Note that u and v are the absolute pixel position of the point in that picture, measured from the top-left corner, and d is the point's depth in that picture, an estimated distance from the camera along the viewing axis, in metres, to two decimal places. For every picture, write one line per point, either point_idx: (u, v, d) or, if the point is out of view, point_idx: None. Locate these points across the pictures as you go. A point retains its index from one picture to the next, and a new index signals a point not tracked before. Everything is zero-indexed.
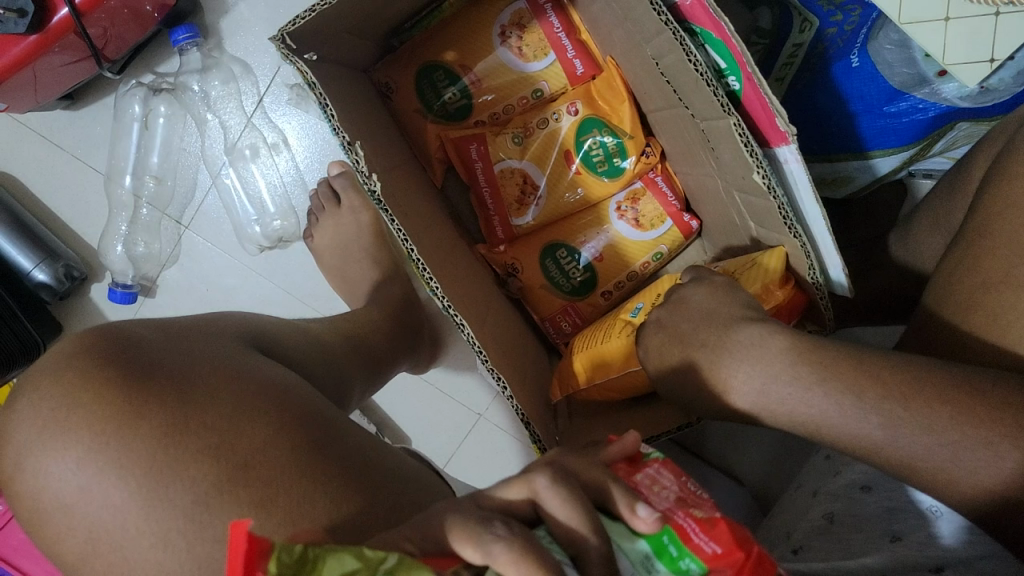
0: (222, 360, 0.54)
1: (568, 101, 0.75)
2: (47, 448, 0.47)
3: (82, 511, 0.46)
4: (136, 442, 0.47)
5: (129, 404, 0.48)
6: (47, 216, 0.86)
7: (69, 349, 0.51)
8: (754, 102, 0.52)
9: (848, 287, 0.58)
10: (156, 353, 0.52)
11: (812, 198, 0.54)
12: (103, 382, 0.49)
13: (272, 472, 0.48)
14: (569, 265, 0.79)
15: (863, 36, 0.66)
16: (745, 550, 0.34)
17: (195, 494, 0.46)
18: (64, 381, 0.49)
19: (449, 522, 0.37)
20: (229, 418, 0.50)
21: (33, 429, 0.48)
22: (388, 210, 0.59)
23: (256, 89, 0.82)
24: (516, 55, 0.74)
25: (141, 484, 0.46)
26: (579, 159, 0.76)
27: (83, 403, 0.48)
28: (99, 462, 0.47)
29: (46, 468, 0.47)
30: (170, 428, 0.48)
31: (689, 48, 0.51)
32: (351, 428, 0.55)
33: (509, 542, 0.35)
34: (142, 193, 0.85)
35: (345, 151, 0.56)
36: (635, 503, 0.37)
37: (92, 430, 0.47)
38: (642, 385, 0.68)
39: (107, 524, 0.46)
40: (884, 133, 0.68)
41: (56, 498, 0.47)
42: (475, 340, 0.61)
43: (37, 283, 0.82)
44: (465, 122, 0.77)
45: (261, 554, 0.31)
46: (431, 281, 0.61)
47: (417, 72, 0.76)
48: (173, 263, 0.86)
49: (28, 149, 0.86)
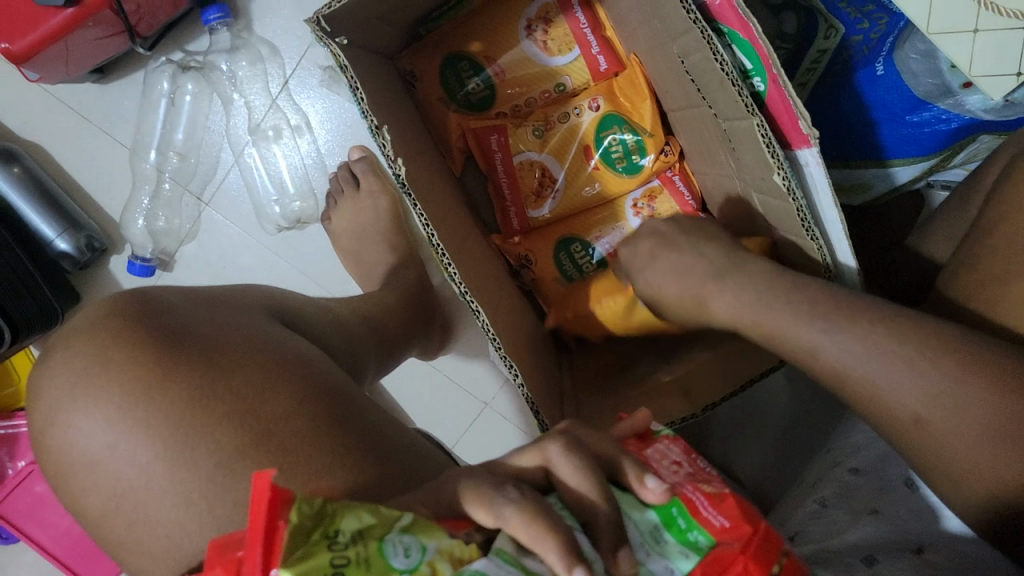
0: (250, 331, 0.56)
1: (590, 97, 0.76)
2: (78, 407, 0.51)
3: (109, 465, 0.50)
4: (164, 402, 0.50)
5: (161, 366, 0.51)
6: (72, 186, 0.87)
7: (103, 310, 0.54)
8: (778, 104, 0.53)
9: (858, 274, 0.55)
10: (186, 319, 0.55)
11: (831, 202, 0.55)
12: (133, 342, 0.52)
13: (291, 440, 0.50)
14: (582, 259, 0.80)
15: (889, 44, 0.66)
16: (751, 526, 0.36)
17: (217, 457, 0.49)
18: (93, 339, 0.52)
19: (463, 487, 0.39)
20: (253, 386, 0.52)
21: (66, 384, 0.52)
22: (411, 194, 0.60)
23: (281, 72, 0.82)
24: (540, 49, 0.76)
25: (167, 446, 0.49)
26: (598, 155, 0.77)
27: (117, 361, 0.51)
28: (122, 420, 0.50)
29: (73, 426, 0.51)
30: (198, 393, 0.51)
31: (717, 48, 0.52)
32: (365, 406, 0.57)
33: (521, 504, 0.36)
34: (165, 169, 0.86)
35: (372, 134, 0.57)
36: (643, 475, 0.38)
37: (121, 386, 0.50)
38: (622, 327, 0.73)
39: (132, 484, 0.50)
40: (905, 141, 0.69)
41: (83, 454, 0.51)
42: (490, 326, 0.63)
43: (59, 252, 0.84)
44: (487, 113, 0.78)
45: (282, 502, 0.33)
46: (450, 266, 0.62)
47: (442, 62, 0.77)
48: (191, 238, 0.87)
49: (56, 120, 0.86)
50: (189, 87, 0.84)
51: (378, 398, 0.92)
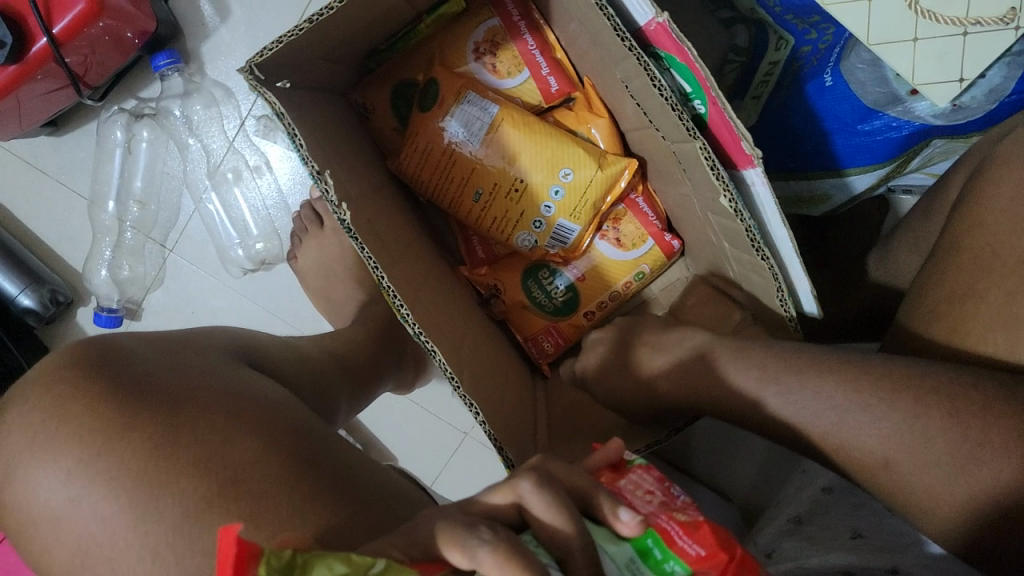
0: (219, 394, 0.60)
1: (538, 138, 0.74)
2: (37, 461, 0.55)
3: (70, 521, 0.54)
4: (124, 453, 0.55)
5: (121, 416, 0.56)
6: (33, 242, 0.86)
7: (61, 362, 0.60)
8: (719, 126, 0.52)
9: (819, 311, 0.57)
10: (141, 373, 0.59)
11: (779, 220, 0.53)
12: (88, 399, 0.57)
13: (258, 484, 0.55)
14: (551, 286, 0.80)
15: (837, 54, 0.65)
16: (728, 553, 0.37)
17: (183, 507, 0.53)
18: (51, 398, 0.57)
19: (437, 529, 0.40)
20: (215, 432, 0.57)
21: (22, 441, 0.56)
22: (359, 239, 0.58)
23: (237, 113, 0.82)
24: (489, 71, 0.76)
25: (131, 498, 0.53)
26: (549, 199, 0.74)
27: (79, 417, 0.56)
28: (83, 475, 0.54)
29: (36, 479, 0.55)
30: (159, 439, 0.56)
31: (653, 73, 0.51)
32: (334, 444, 0.62)
33: (493, 545, 0.37)
34: (125, 219, 0.85)
35: (314, 181, 0.56)
36: (617, 509, 0.39)
37: (80, 442, 0.55)
38: (475, 221, 0.77)
39: (97, 537, 0.53)
40: (860, 151, 0.67)
41: (45, 510, 0.55)
42: (446, 365, 0.60)
43: (23, 308, 0.82)
44: (424, 145, 0.74)
45: (250, 557, 0.33)
46: (402, 308, 0.59)
47: (393, 90, 0.77)
48: (157, 286, 0.86)
49: (15, 175, 0.86)
50: (145, 135, 0.83)
51: (356, 434, 0.91)
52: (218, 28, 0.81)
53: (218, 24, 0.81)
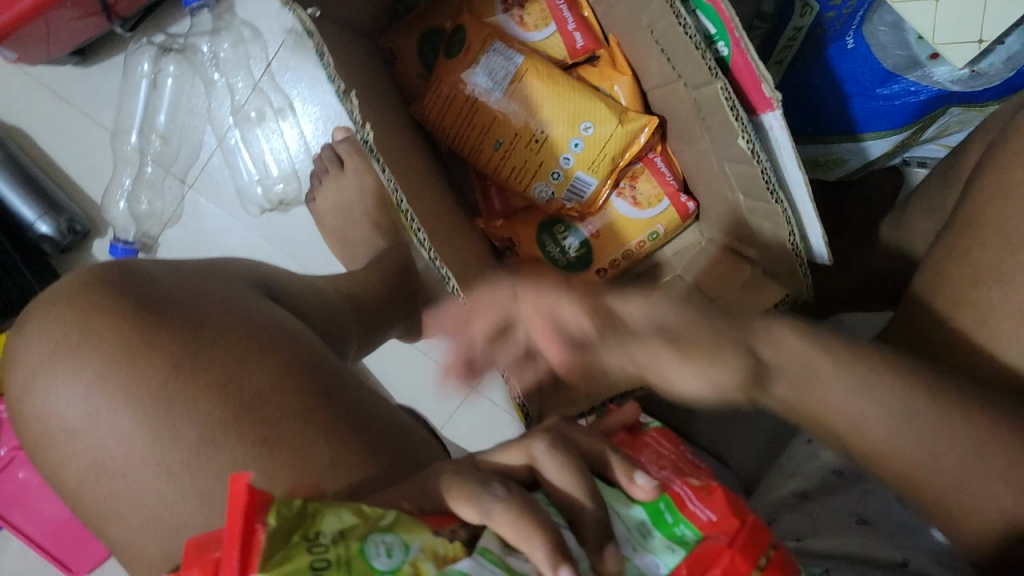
0: (240, 318, 0.62)
1: (560, 90, 0.74)
2: (57, 374, 0.58)
3: (90, 431, 0.57)
4: (145, 368, 0.57)
5: (143, 335, 0.58)
6: (53, 169, 0.87)
7: (85, 280, 0.62)
8: (742, 68, 0.53)
9: (829, 258, 0.57)
10: (165, 294, 0.62)
11: (795, 163, 0.54)
12: (113, 317, 0.59)
13: (280, 406, 0.58)
14: (565, 241, 0.80)
15: (860, 18, 0.65)
16: (739, 518, 0.38)
17: (199, 427, 0.56)
18: (76, 307, 0.60)
19: (445, 485, 0.40)
20: (235, 359, 0.59)
21: (44, 351, 0.59)
22: (381, 161, 0.60)
23: (264, 55, 0.83)
24: (517, 24, 0.77)
25: (148, 413, 0.56)
26: (568, 151, 0.75)
27: (102, 331, 0.58)
28: (101, 387, 0.57)
29: (56, 392, 0.57)
30: (180, 359, 0.58)
31: (681, 12, 0.52)
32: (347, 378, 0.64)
33: (506, 502, 0.37)
34: (146, 151, 0.85)
35: (340, 99, 0.57)
36: (632, 472, 0.41)
37: (100, 356, 0.57)
38: (494, 171, 0.78)
39: (112, 448, 0.56)
40: (877, 115, 0.67)
41: (63, 422, 0.57)
42: (458, 289, 0.60)
43: (39, 235, 0.83)
44: (446, 92, 0.75)
45: (261, 507, 0.33)
46: (419, 231, 0.62)
47: (420, 37, 0.77)
48: (175, 222, 0.86)
49: (38, 103, 0.86)
50: (171, 70, 0.84)
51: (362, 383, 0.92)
52: None
53: None
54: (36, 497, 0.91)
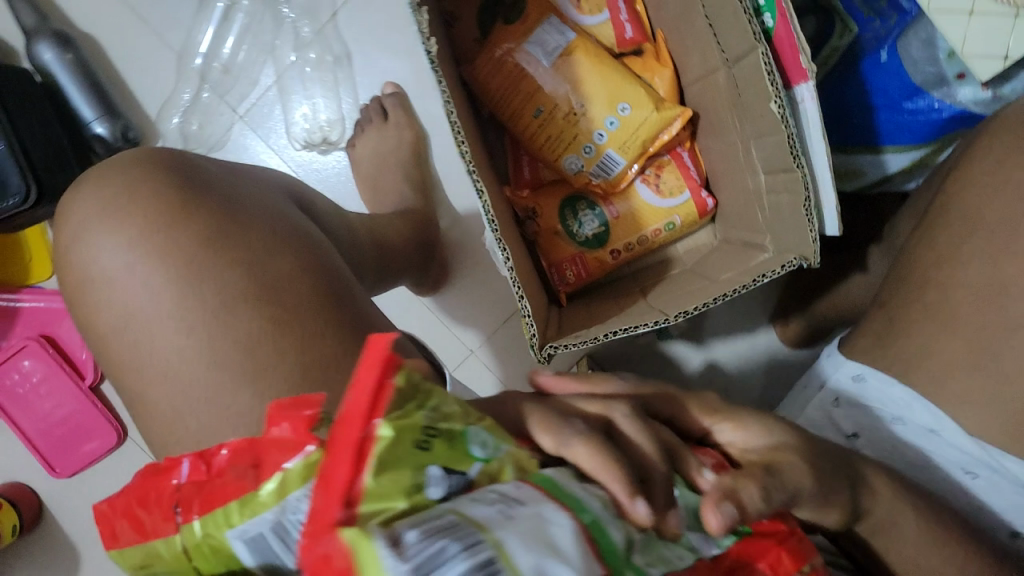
0: (277, 218, 0.63)
1: (605, 71, 0.79)
2: (103, 227, 0.59)
3: (124, 284, 0.58)
4: (184, 237, 0.58)
5: (186, 207, 0.60)
6: (115, 78, 0.91)
7: (144, 151, 0.63)
8: (783, 43, 0.57)
9: (838, 229, 0.60)
10: (215, 179, 0.63)
11: (820, 133, 0.58)
12: (163, 185, 0.60)
13: (292, 299, 0.58)
14: (585, 218, 0.84)
15: (896, 35, 0.69)
16: (787, 528, 0.42)
17: (220, 298, 0.57)
18: (127, 175, 0.61)
19: (529, 414, 0.42)
20: (264, 244, 0.60)
21: (96, 205, 0.60)
22: (439, 75, 0.62)
23: (332, 5, 0.89)
24: (573, 7, 0.81)
25: (179, 277, 0.57)
26: (604, 129, 0.79)
27: (148, 199, 0.59)
28: (140, 247, 0.58)
29: (100, 242, 0.59)
30: (215, 235, 0.59)
31: None
32: (355, 293, 0.63)
33: (587, 436, 0.39)
34: (207, 77, 0.92)
35: (412, 12, 0.60)
36: (723, 502, 0.38)
37: (144, 218, 0.58)
38: (532, 139, 0.81)
39: (141, 302, 0.57)
40: (899, 129, 0.71)
41: (103, 270, 0.58)
42: (490, 207, 0.63)
43: (94, 135, 0.88)
44: (499, 57, 0.80)
45: (393, 367, 0.31)
46: (462, 145, 0.61)
47: (480, 8, 0.82)
48: (219, 148, 0.91)
49: (113, 15, 0.91)
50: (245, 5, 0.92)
51: None
52: None
53: None
54: (37, 395, 0.93)
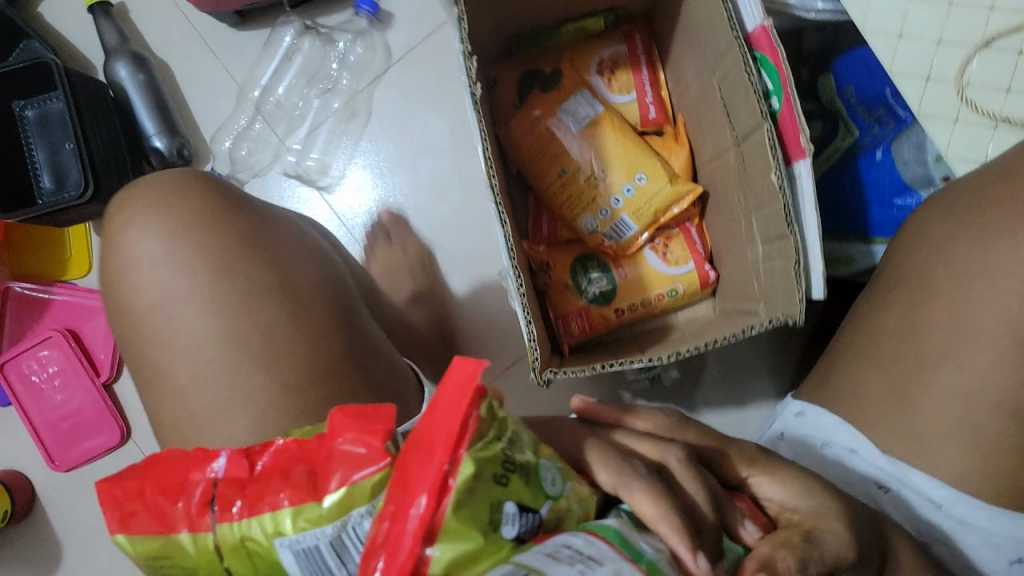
0: (298, 238, 0.69)
1: (627, 144, 0.86)
2: (148, 223, 0.64)
3: (160, 276, 0.63)
4: (220, 241, 0.64)
5: (226, 216, 0.65)
6: (182, 102, 1.00)
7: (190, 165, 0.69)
8: (786, 121, 0.65)
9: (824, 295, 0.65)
10: (255, 205, 0.68)
11: (812, 204, 0.65)
12: (206, 195, 0.66)
13: (310, 306, 0.64)
14: (595, 277, 0.89)
15: (891, 138, 0.79)
16: None
17: (248, 297, 0.62)
18: (175, 182, 0.66)
19: (588, 446, 0.47)
20: (289, 257, 0.66)
21: (143, 202, 0.65)
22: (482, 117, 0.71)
23: (385, 60, 0.98)
24: (604, 85, 0.90)
25: (212, 276, 0.62)
26: (621, 195, 0.86)
27: (190, 214, 0.64)
28: (178, 244, 0.63)
29: (144, 235, 0.64)
30: (248, 243, 0.64)
31: (751, 68, 0.64)
32: (359, 312, 0.69)
33: (645, 478, 0.45)
34: (260, 109, 1.00)
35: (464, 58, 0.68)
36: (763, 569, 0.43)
37: (187, 221, 0.64)
38: (554, 197, 0.88)
39: (175, 293, 0.62)
40: (889, 221, 0.78)
41: (141, 260, 0.63)
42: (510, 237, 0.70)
43: (153, 148, 0.95)
44: (533, 120, 0.87)
45: (479, 395, 0.36)
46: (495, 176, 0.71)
47: (519, 74, 0.90)
48: (262, 174, 1.00)
49: (189, 46, 1.00)
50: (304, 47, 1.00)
51: None
52: None
53: None
54: (50, 386, 0.97)
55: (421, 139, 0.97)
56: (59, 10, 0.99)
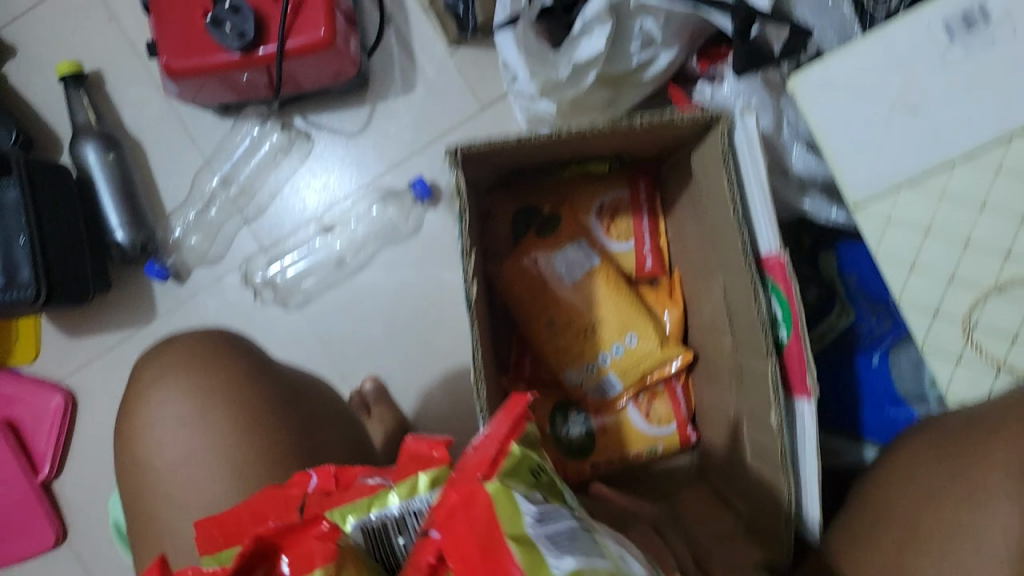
0: (325, 413, 0.70)
1: (622, 300, 0.83)
2: (176, 387, 0.66)
3: (180, 443, 0.64)
4: (243, 415, 0.64)
5: (253, 387, 0.66)
6: (148, 184, 0.93)
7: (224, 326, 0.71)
8: (794, 357, 0.60)
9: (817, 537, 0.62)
10: (286, 375, 0.70)
11: (813, 445, 0.60)
12: (236, 364, 0.67)
13: None
14: (573, 423, 0.85)
15: (888, 343, 0.76)
16: None
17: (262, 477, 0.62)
18: (209, 345, 0.68)
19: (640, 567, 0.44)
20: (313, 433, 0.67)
21: (176, 362, 0.67)
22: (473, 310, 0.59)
23: (374, 167, 0.92)
24: (603, 231, 0.86)
25: (233, 452, 0.63)
26: (611, 351, 0.83)
27: (215, 389, 0.65)
28: (203, 415, 0.64)
29: (170, 400, 0.65)
30: (273, 415, 0.65)
31: (760, 299, 0.59)
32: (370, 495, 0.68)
33: None
34: (223, 197, 0.93)
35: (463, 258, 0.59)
36: None
37: (214, 390, 0.65)
38: (540, 344, 0.84)
39: (193, 464, 0.63)
40: (884, 429, 0.76)
41: (164, 425, 0.65)
42: None
43: (114, 240, 0.90)
44: (525, 266, 0.83)
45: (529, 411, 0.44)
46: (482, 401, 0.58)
47: (516, 210, 0.86)
48: (212, 262, 0.92)
49: (164, 125, 0.93)
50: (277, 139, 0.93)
51: None
52: (398, 97, 0.92)
53: (399, 94, 0.92)
54: None
55: (395, 251, 0.91)
56: (33, 80, 0.93)
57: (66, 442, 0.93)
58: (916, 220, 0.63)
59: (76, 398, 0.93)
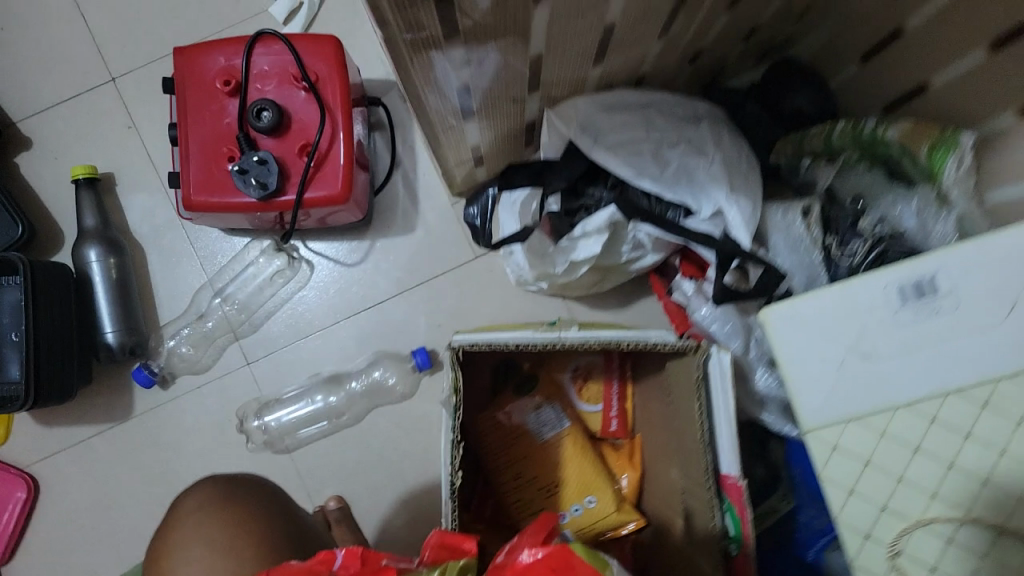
0: None
1: (585, 461, 0.88)
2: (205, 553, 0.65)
3: None
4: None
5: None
6: (145, 289, 0.97)
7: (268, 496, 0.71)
8: (742, 569, 0.70)
9: None
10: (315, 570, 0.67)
11: None
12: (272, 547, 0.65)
13: None
14: None
15: (823, 543, 0.82)
16: None
17: None
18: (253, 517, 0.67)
19: None
20: None
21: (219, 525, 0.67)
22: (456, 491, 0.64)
23: (367, 299, 0.97)
24: (575, 393, 0.94)
25: None
26: (570, 510, 0.85)
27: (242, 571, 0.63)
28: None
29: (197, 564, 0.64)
30: None
31: (716, 515, 0.69)
32: None
33: None
34: (216, 314, 0.96)
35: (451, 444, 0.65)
36: None
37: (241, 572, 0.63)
38: (508, 496, 0.86)
39: None
40: None
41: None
42: None
43: (104, 343, 0.92)
44: (502, 421, 0.89)
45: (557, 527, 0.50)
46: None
47: (497, 365, 0.93)
48: (201, 373, 0.95)
49: (169, 236, 0.98)
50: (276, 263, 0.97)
51: None
52: (398, 236, 0.97)
53: (400, 233, 0.97)
54: None
55: (375, 385, 0.96)
56: (47, 179, 0.97)
57: (22, 529, 0.94)
58: (857, 453, 0.59)
59: (39, 488, 0.95)
